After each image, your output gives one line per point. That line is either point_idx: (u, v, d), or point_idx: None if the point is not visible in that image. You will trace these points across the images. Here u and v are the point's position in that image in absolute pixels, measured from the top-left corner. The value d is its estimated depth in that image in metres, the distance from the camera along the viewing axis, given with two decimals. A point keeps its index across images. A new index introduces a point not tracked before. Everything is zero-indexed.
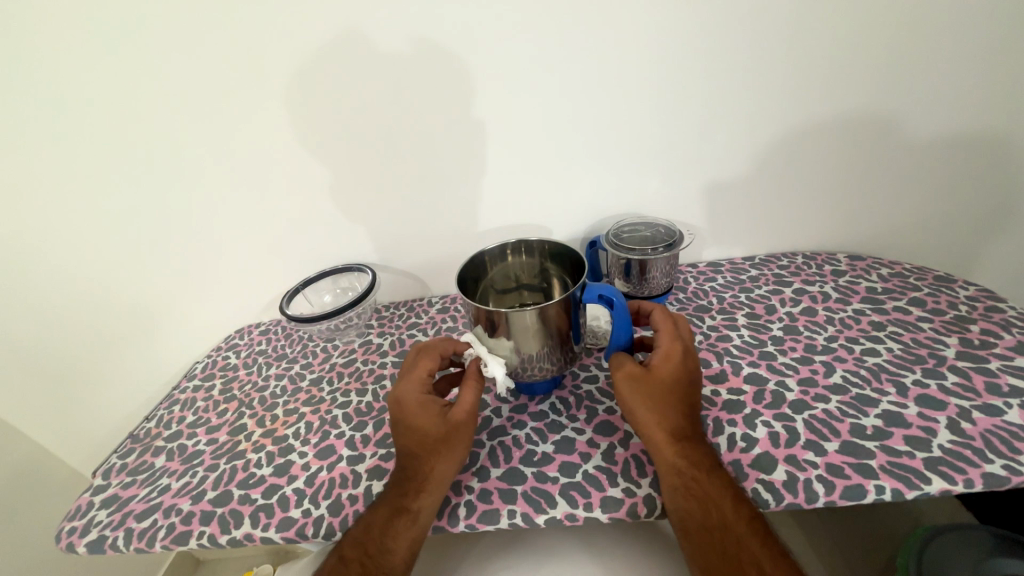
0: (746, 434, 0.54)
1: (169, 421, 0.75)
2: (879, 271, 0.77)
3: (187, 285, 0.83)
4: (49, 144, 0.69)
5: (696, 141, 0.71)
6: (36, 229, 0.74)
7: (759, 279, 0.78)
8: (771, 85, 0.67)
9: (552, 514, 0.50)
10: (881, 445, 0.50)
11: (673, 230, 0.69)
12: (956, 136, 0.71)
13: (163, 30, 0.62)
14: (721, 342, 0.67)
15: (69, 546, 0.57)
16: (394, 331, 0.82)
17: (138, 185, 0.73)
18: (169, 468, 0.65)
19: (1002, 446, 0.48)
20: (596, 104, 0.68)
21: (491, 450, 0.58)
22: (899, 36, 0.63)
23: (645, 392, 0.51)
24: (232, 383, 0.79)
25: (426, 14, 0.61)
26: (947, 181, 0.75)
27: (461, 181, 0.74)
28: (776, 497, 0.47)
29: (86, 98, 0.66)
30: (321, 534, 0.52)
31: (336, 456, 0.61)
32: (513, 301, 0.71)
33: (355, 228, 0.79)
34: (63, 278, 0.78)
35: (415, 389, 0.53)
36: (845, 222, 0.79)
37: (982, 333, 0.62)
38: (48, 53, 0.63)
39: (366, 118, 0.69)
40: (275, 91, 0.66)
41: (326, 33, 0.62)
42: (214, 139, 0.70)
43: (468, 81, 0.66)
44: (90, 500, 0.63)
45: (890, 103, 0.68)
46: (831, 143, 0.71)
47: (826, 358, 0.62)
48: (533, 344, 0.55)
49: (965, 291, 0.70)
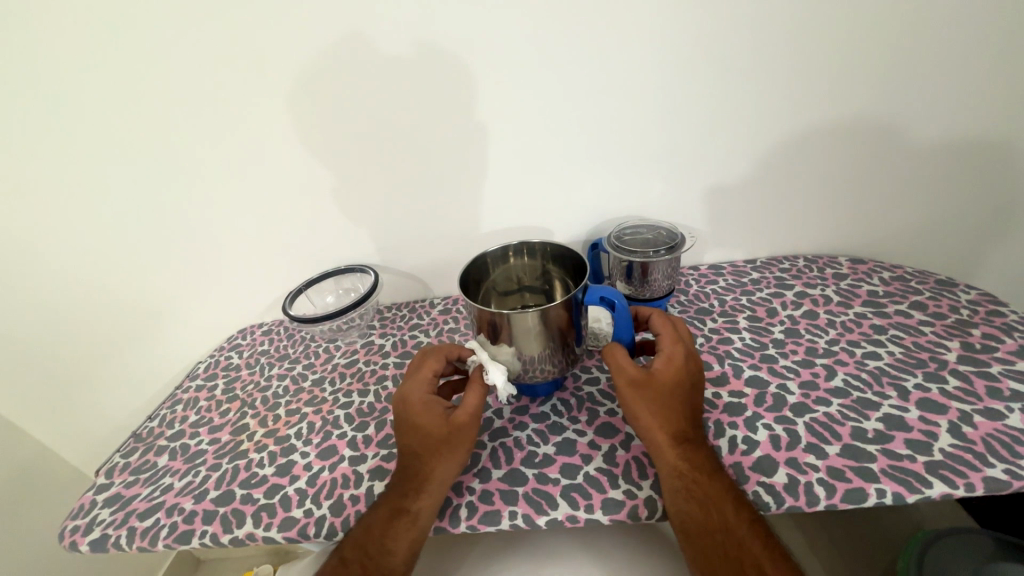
0: (747, 437, 0.54)
1: (172, 421, 0.75)
2: (880, 274, 0.77)
3: (190, 285, 0.83)
4: (53, 145, 0.69)
5: (698, 144, 0.71)
6: (41, 229, 0.75)
7: (760, 282, 0.79)
8: (772, 88, 0.67)
9: (553, 516, 0.50)
10: (882, 448, 0.50)
11: (674, 232, 0.69)
12: (958, 140, 0.71)
13: (167, 32, 0.62)
14: (722, 344, 0.67)
15: (72, 545, 0.57)
16: (396, 332, 0.82)
17: (141, 186, 0.73)
18: (172, 468, 0.66)
19: (1003, 450, 0.48)
20: (599, 107, 0.68)
21: (492, 451, 0.58)
22: (900, 41, 0.64)
23: (647, 395, 0.51)
24: (235, 383, 0.79)
25: (429, 17, 0.61)
26: (949, 185, 0.75)
27: (463, 182, 0.75)
28: (776, 500, 0.48)
29: (90, 99, 0.66)
30: (323, 534, 0.52)
31: (338, 457, 0.61)
32: (515, 302, 0.71)
33: (357, 229, 0.79)
34: (67, 277, 0.78)
35: (419, 389, 0.54)
36: (846, 225, 0.79)
37: (983, 337, 0.62)
38: (54, 54, 0.63)
39: (369, 119, 0.69)
40: (277, 92, 0.66)
41: (330, 35, 0.63)
42: (218, 140, 0.70)
43: (471, 83, 0.66)
44: (93, 499, 0.63)
45: (892, 106, 0.68)
46: (833, 147, 0.72)
47: (827, 361, 0.62)
48: (534, 347, 0.55)
49: (967, 294, 0.70)
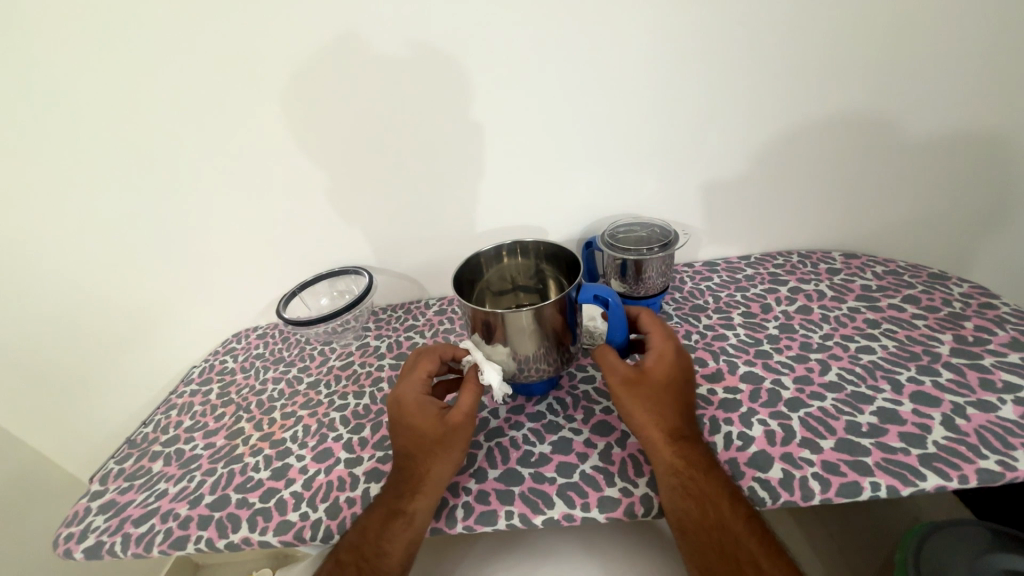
0: (743, 433, 0.54)
1: (166, 426, 0.75)
2: (874, 268, 0.77)
3: (184, 288, 0.83)
4: (45, 149, 0.69)
5: (692, 141, 0.71)
6: (30, 234, 0.74)
7: (754, 278, 0.79)
8: (763, 86, 0.67)
9: (550, 514, 0.50)
10: (877, 442, 0.50)
11: (668, 230, 0.69)
12: (949, 135, 0.71)
13: (159, 35, 0.62)
14: (717, 341, 0.67)
15: (67, 552, 0.57)
16: (392, 334, 0.82)
17: (134, 189, 0.73)
18: (167, 473, 0.65)
19: (996, 441, 0.48)
20: (592, 105, 0.68)
21: (488, 451, 0.58)
22: (890, 37, 0.64)
23: (641, 393, 0.52)
24: (230, 388, 0.79)
25: (423, 18, 0.61)
26: (941, 179, 0.75)
27: (456, 182, 0.74)
28: (772, 495, 0.48)
29: (82, 103, 0.66)
30: (319, 537, 0.52)
31: (334, 460, 0.61)
32: (510, 302, 0.71)
33: (352, 230, 0.79)
34: (59, 283, 0.78)
35: (413, 390, 0.54)
36: (840, 221, 0.80)
37: (976, 330, 0.62)
38: (40, 58, 0.63)
39: (363, 122, 0.69)
40: (271, 93, 0.66)
41: (323, 37, 0.62)
42: (211, 144, 0.70)
43: (464, 84, 0.66)
44: (87, 506, 0.63)
45: (885, 101, 0.68)
46: (825, 143, 0.72)
47: (822, 355, 0.62)
48: (530, 345, 0.55)
49: (959, 287, 0.70)
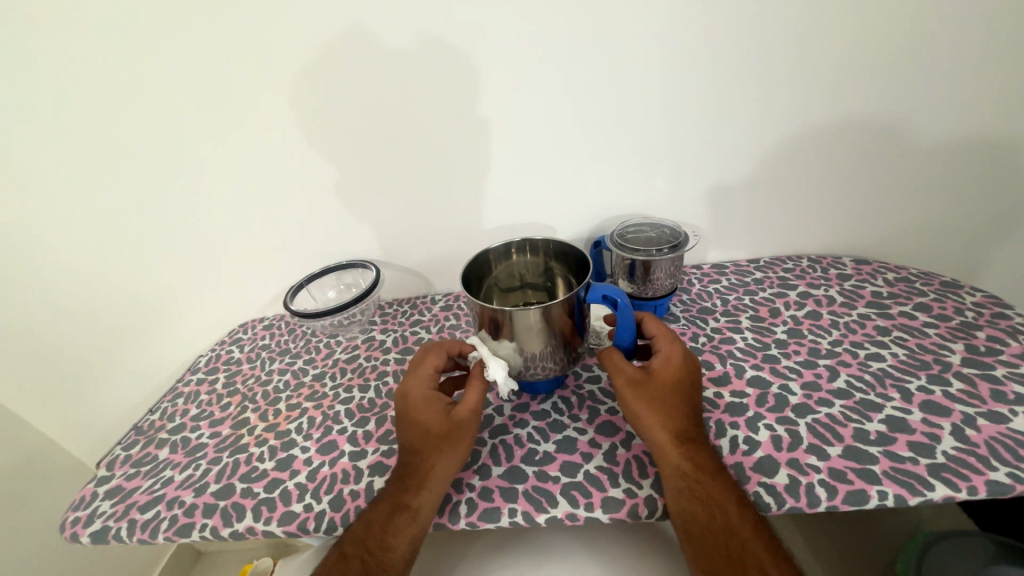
0: (749, 437, 0.54)
1: (172, 414, 0.75)
2: (885, 275, 0.76)
3: (191, 279, 0.83)
4: (55, 138, 0.69)
5: (703, 143, 0.71)
6: (41, 223, 0.75)
7: (763, 282, 0.78)
8: (777, 89, 0.66)
9: (552, 514, 0.50)
10: (885, 450, 0.50)
11: (677, 231, 0.69)
12: (966, 141, 0.70)
13: (172, 28, 0.62)
14: (724, 344, 0.67)
15: (73, 536, 0.58)
16: (398, 328, 0.82)
17: (143, 179, 0.73)
18: (173, 460, 0.66)
19: (1007, 454, 0.47)
20: (602, 105, 0.68)
21: (492, 448, 0.58)
22: (908, 41, 0.63)
23: (648, 394, 0.51)
24: (236, 377, 0.80)
25: (434, 15, 0.61)
26: (957, 184, 0.74)
27: (466, 180, 0.74)
28: (778, 501, 0.47)
29: (93, 92, 0.66)
30: (322, 529, 0.52)
31: (338, 452, 0.61)
32: (517, 299, 0.71)
33: (360, 225, 0.79)
34: (68, 271, 0.79)
35: (420, 385, 0.54)
36: (851, 226, 0.79)
37: (988, 340, 0.61)
38: (51, 47, 0.63)
39: (371, 118, 0.69)
40: (281, 88, 0.66)
41: (334, 31, 0.62)
42: (220, 136, 0.70)
43: (473, 82, 0.66)
44: (94, 491, 0.64)
45: (900, 106, 0.68)
46: (837, 149, 0.71)
47: (830, 362, 0.62)
48: (536, 344, 0.55)
49: (972, 296, 0.69)
